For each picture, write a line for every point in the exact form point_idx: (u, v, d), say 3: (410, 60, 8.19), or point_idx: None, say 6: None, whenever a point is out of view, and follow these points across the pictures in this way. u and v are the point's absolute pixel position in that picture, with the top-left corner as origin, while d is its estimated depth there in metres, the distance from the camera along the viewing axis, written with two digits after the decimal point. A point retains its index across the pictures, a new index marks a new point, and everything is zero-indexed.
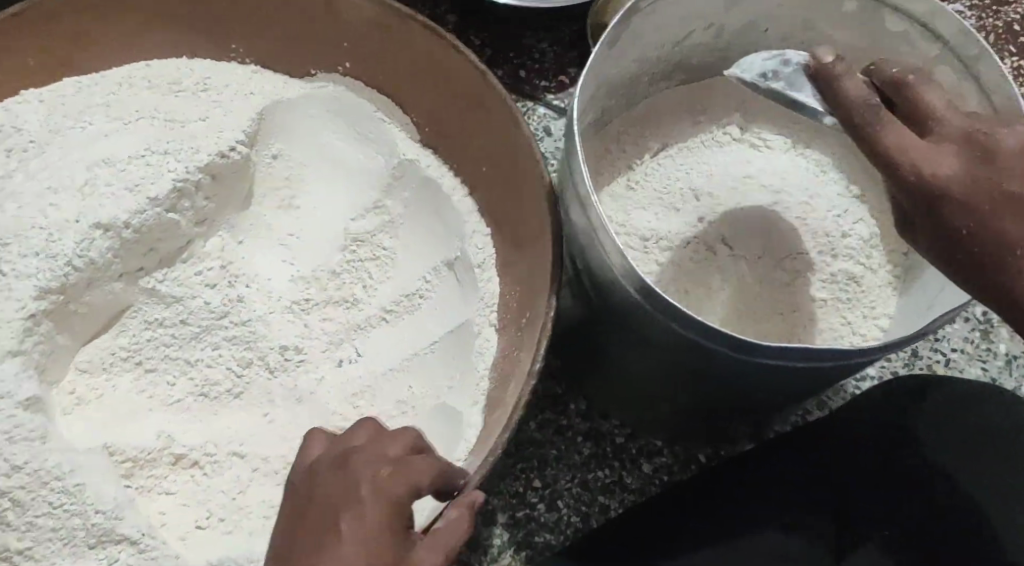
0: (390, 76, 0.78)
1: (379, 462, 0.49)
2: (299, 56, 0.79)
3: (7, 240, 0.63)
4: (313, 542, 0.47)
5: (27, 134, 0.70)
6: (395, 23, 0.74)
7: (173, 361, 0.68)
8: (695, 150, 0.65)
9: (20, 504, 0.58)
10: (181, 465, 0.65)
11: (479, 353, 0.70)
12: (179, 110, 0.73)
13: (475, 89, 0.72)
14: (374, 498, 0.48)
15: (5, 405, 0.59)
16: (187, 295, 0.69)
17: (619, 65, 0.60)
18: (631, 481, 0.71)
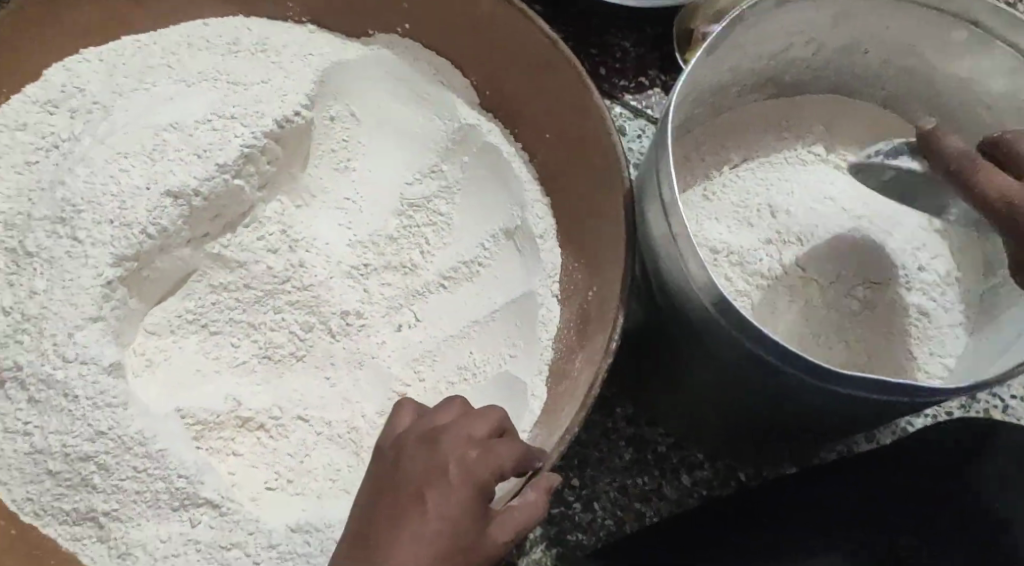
0: (452, 41, 0.76)
1: (465, 442, 0.52)
2: (356, 15, 0.77)
3: (80, 207, 0.63)
4: (398, 513, 0.50)
5: (90, 95, 0.69)
6: None
7: (238, 324, 0.71)
8: (778, 165, 0.73)
9: (106, 468, 0.58)
10: (248, 426, 0.69)
11: (542, 324, 0.71)
12: (243, 71, 0.72)
13: (546, 60, 0.71)
14: (461, 480, 0.50)
15: (91, 370, 0.59)
16: (250, 261, 0.72)
17: (719, 67, 0.67)
18: (669, 491, 0.74)
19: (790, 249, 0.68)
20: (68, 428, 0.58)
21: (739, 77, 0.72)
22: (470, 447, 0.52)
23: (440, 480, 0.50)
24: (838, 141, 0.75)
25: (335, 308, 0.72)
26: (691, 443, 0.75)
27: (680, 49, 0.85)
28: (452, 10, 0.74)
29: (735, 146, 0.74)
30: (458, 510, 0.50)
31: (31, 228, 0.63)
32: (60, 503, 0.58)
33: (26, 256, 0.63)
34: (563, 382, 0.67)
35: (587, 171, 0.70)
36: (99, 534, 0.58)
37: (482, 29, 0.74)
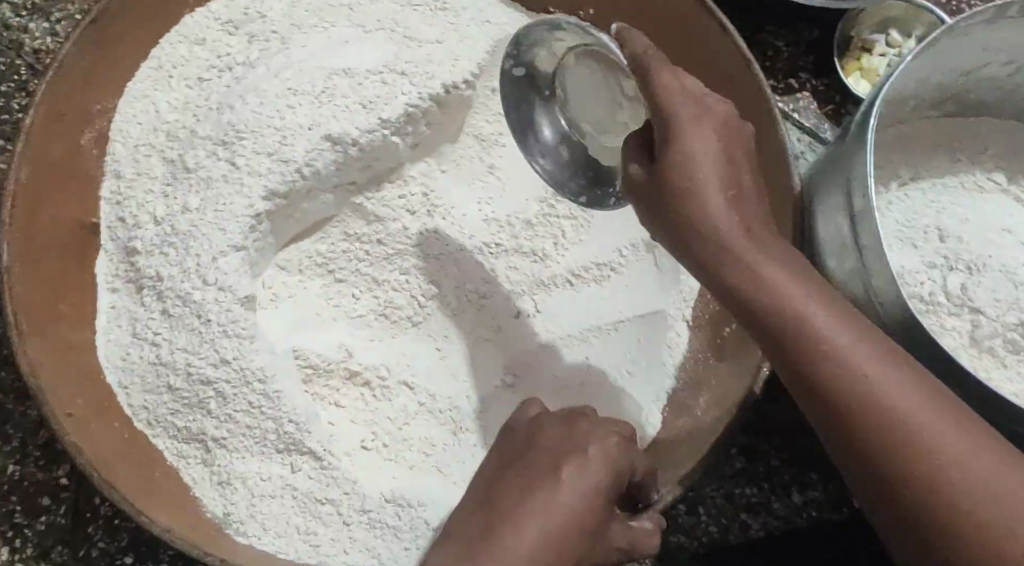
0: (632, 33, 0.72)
1: (609, 431, 0.56)
2: None
3: (243, 134, 0.63)
4: (533, 475, 0.54)
5: (270, 23, 0.68)
6: None
7: (362, 276, 0.71)
8: (951, 188, 0.72)
9: (224, 396, 0.59)
10: (355, 381, 0.69)
11: (668, 347, 0.71)
12: (417, 27, 0.70)
13: (732, 74, 0.66)
14: (599, 463, 0.54)
15: (227, 298, 0.60)
16: (387, 217, 0.71)
17: (916, 76, 0.66)
18: (778, 506, 0.73)
19: (957, 274, 0.67)
20: (195, 349, 0.59)
21: (929, 92, 0.71)
22: (613, 436, 0.56)
23: (580, 457, 0.55)
24: (1017, 169, 0.73)
25: (461, 287, 0.71)
26: (807, 462, 0.73)
27: (838, 53, 0.80)
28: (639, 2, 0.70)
29: (902, 163, 0.72)
30: (593, 489, 0.54)
31: (194, 145, 0.64)
32: (173, 418, 0.60)
33: (184, 170, 0.63)
34: (683, 415, 0.69)
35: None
36: (203, 457, 0.60)
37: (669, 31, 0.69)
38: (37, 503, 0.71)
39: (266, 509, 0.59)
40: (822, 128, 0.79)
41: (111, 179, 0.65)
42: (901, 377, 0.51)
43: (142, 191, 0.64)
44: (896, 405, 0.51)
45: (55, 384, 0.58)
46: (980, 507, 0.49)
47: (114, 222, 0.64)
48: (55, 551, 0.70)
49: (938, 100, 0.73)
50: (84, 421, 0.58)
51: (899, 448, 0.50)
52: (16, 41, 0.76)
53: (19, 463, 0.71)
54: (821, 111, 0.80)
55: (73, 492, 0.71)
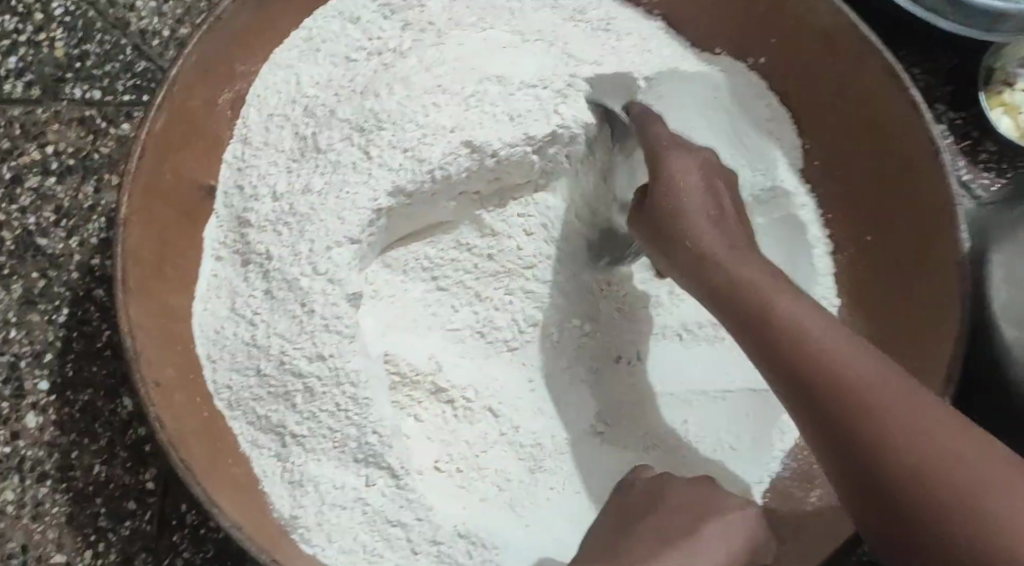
0: (804, 95, 0.70)
1: (741, 503, 0.50)
2: (712, 26, 0.70)
3: (384, 124, 0.61)
4: (666, 531, 0.48)
5: (429, 14, 0.66)
6: (849, 48, 0.65)
7: (466, 289, 0.67)
8: None
9: (311, 392, 0.56)
10: (439, 397, 0.65)
11: (780, 430, 0.64)
12: (578, 46, 0.67)
13: (912, 150, 0.64)
14: (735, 531, 0.48)
15: (334, 292, 0.58)
16: (503, 235, 0.67)
17: None
18: None
19: None
20: (292, 337, 0.56)
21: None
22: (748, 507, 0.50)
23: (714, 519, 0.49)
24: None
25: (562, 324, 0.67)
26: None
27: (981, 86, 0.77)
28: (823, 67, 0.68)
29: None
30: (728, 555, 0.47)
31: (330, 126, 0.62)
32: (256, 404, 0.57)
33: (315, 150, 0.61)
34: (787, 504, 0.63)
35: (919, 285, 0.64)
36: (278, 451, 0.57)
37: (850, 103, 0.67)
38: (122, 507, 0.70)
39: (334, 520, 0.56)
40: (958, 165, 0.77)
41: (237, 144, 0.63)
42: (868, 361, 0.48)
43: (266, 162, 0.62)
44: (857, 384, 0.47)
45: (148, 344, 0.55)
46: (964, 500, 0.42)
47: (232, 187, 0.62)
48: (139, 559, 0.69)
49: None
50: (171, 388, 0.55)
51: (870, 439, 0.46)
52: (122, 20, 0.77)
53: (107, 463, 0.71)
54: (958, 145, 0.77)
55: (160, 497, 0.70)
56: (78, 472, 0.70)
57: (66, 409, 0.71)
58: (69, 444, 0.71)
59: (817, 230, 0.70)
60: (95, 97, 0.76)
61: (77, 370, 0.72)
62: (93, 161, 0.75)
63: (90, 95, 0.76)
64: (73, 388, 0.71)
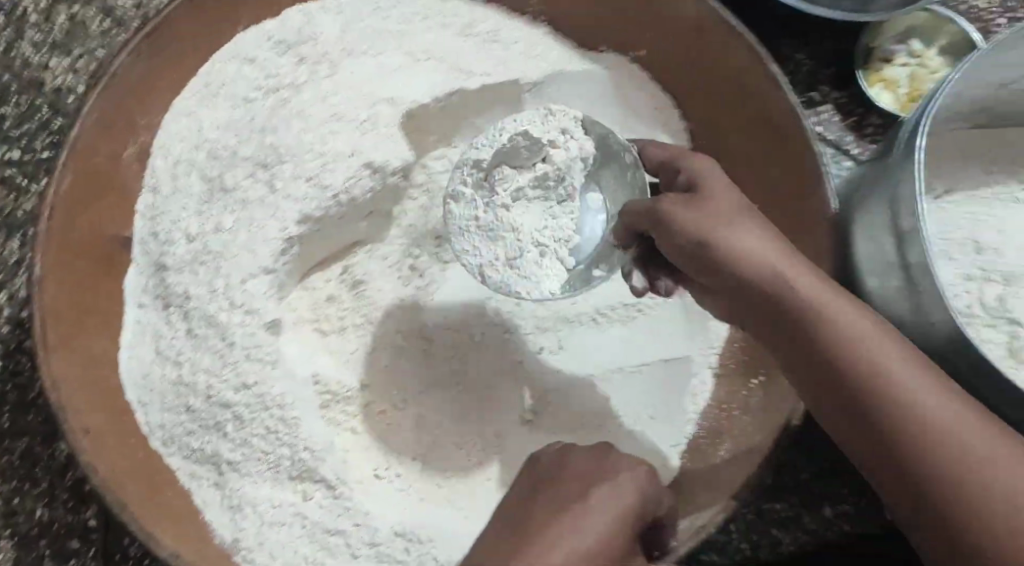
0: (682, 77, 0.73)
1: (637, 463, 0.55)
2: (592, 27, 0.74)
3: (284, 158, 0.63)
4: (557, 500, 0.51)
5: (321, 46, 0.68)
6: (710, 32, 0.68)
7: (382, 309, 0.69)
8: (986, 201, 0.72)
9: (242, 419, 0.59)
10: (372, 408, 0.68)
11: (690, 392, 0.69)
12: (468, 59, 0.70)
13: (777, 122, 0.67)
14: (629, 488, 0.52)
15: (252, 320, 0.61)
16: (467, 223, 0.66)
17: (962, 93, 0.66)
18: (809, 521, 0.71)
19: (992, 285, 0.69)
20: (216, 371, 0.59)
21: (968, 108, 0.70)
22: (641, 466, 0.54)
23: (610, 478, 0.52)
24: None
25: (482, 325, 0.70)
26: (837, 475, 0.71)
27: (861, 64, 0.80)
28: (693, 52, 0.71)
29: (939, 176, 0.73)
30: (625, 509, 0.51)
31: (234, 165, 0.64)
32: (189, 439, 0.60)
33: (221, 191, 0.64)
34: (701, 463, 0.67)
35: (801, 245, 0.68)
36: (216, 479, 0.60)
37: (722, 82, 0.70)
38: (66, 546, 0.73)
39: (272, 537, 0.59)
40: (846, 141, 0.79)
41: (147, 194, 0.66)
42: (929, 386, 0.51)
43: (176, 208, 0.64)
44: (948, 427, 0.49)
45: (72, 395, 0.58)
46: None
47: (146, 236, 0.65)
48: None
49: (976, 113, 0.71)
50: (101, 435, 0.58)
51: (948, 487, 0.48)
52: (36, 79, 0.79)
53: (49, 506, 0.73)
54: (844, 123, 0.79)
55: (101, 534, 0.73)
56: (21, 516, 0.73)
57: (6, 457, 0.74)
58: (10, 491, 0.73)
59: None
60: (14, 157, 0.78)
61: (12, 421, 0.74)
62: (15, 219, 0.77)
63: (9, 155, 0.78)
64: (9, 437, 0.74)
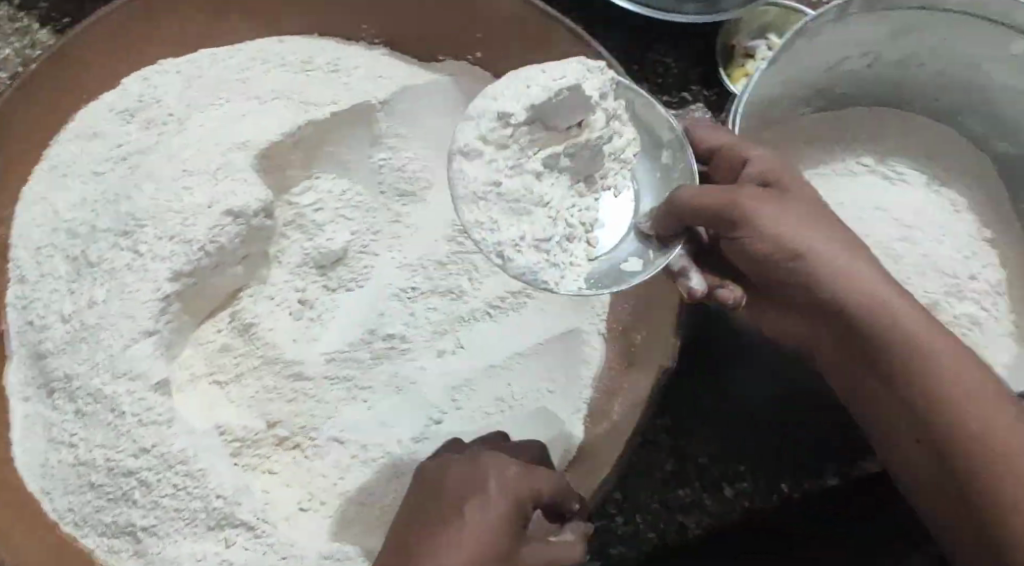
0: (520, 74, 0.75)
1: (505, 462, 0.52)
2: (427, 40, 0.75)
3: (144, 221, 0.64)
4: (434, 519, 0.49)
5: (166, 107, 0.69)
6: (533, 23, 0.70)
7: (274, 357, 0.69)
8: (829, 177, 0.76)
9: (147, 484, 0.60)
10: (286, 445, 0.69)
11: (585, 360, 0.72)
12: (313, 91, 0.71)
13: None
14: (502, 492, 0.50)
15: (139, 385, 0.61)
16: (508, 199, 0.59)
17: (781, 81, 0.70)
18: (711, 503, 0.72)
19: None
20: (112, 443, 0.60)
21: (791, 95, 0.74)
22: (509, 465, 0.52)
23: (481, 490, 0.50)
24: (890, 151, 0.77)
25: (371, 345, 0.71)
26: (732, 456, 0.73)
27: (723, 63, 0.81)
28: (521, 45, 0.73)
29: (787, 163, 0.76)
30: (500, 517, 0.49)
31: (96, 239, 0.64)
32: (99, 515, 0.61)
33: (88, 265, 0.64)
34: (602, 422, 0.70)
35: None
36: (135, 548, 0.61)
37: (556, 69, 0.72)
38: None
39: None
40: None
41: (15, 285, 0.66)
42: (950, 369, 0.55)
43: (47, 291, 0.64)
44: (970, 402, 0.54)
45: None
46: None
47: (23, 325, 0.65)
48: None
49: (807, 99, 0.76)
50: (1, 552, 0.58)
51: (960, 451, 0.54)
52: None
53: None
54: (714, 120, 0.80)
55: None
56: None
57: None
58: None
59: None
60: None
61: None
62: None
63: None
64: None
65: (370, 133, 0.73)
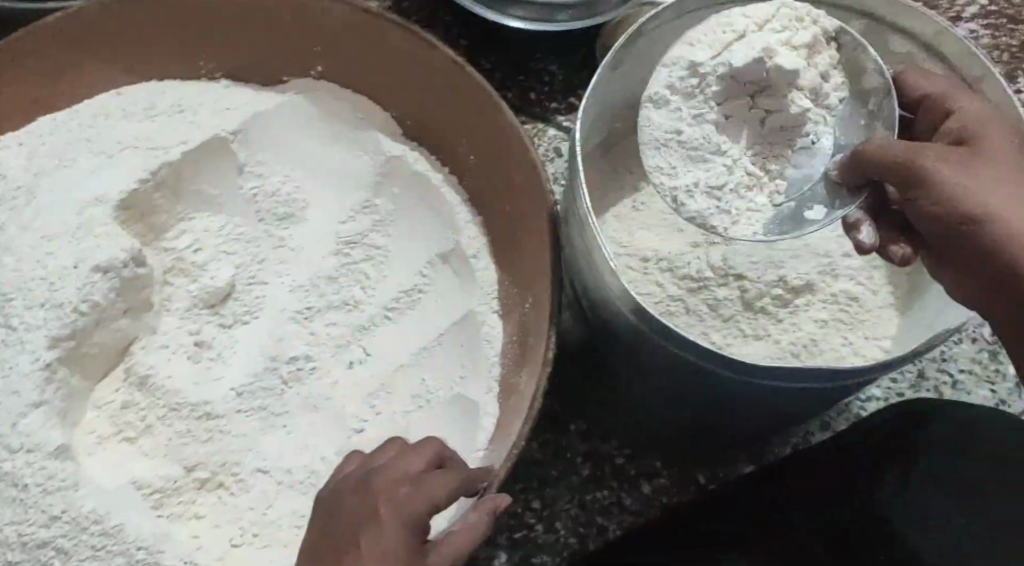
0: (364, 75, 0.76)
1: (396, 481, 0.50)
2: (266, 64, 0.77)
3: (11, 294, 0.64)
4: (333, 557, 0.47)
5: (11, 181, 0.69)
6: (361, 25, 0.71)
7: (174, 406, 0.68)
8: None
9: (65, 551, 0.61)
10: (209, 486, 0.68)
11: (486, 341, 0.71)
12: (161, 134, 0.72)
13: (452, 79, 0.70)
14: (393, 520, 0.48)
15: (36, 455, 0.62)
16: (702, 151, 0.63)
17: (626, 84, 0.66)
18: (629, 502, 0.75)
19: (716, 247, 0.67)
20: (22, 518, 0.61)
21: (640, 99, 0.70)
22: (399, 485, 0.49)
23: (372, 521, 0.48)
24: None
25: (270, 367, 0.70)
26: (646, 454, 0.76)
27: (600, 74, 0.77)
28: (356, 49, 0.74)
29: None
30: (395, 546, 0.47)
31: None
32: None
33: None
34: (513, 395, 0.67)
35: (512, 185, 0.69)
36: None
37: (395, 63, 0.73)
38: None
39: None
40: None
41: None
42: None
43: None
44: None
45: None
46: None
47: None
48: None
49: None
50: None
51: None
52: None
53: None
54: None
55: None
56: None
57: None
58: None
59: (436, 175, 0.76)
60: None
61: None
62: None
63: None
64: None
65: (233, 164, 0.74)
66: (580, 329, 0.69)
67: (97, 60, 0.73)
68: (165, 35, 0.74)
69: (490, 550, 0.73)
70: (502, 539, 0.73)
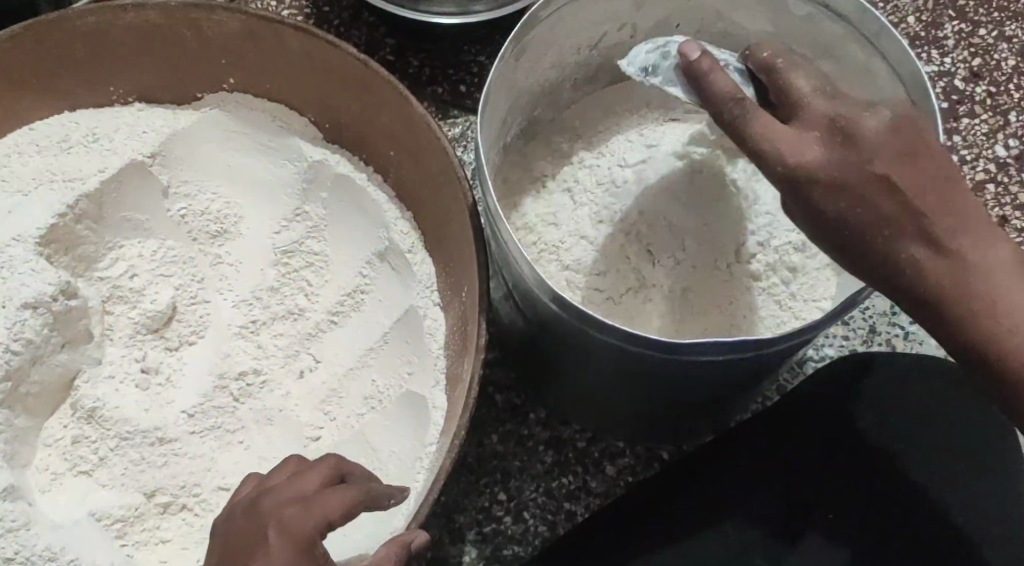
0: (277, 85, 0.77)
1: (287, 501, 0.50)
2: (179, 83, 0.77)
3: None
4: None
5: None
6: (267, 32, 0.72)
7: (129, 434, 0.67)
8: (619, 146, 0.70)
9: None
10: (171, 510, 0.67)
11: (429, 334, 0.71)
12: (76, 166, 0.72)
13: (362, 78, 0.71)
14: (281, 540, 0.47)
15: None
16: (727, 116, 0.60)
17: (535, 70, 0.66)
18: (595, 485, 0.74)
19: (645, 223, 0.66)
20: None
21: (556, 81, 0.71)
22: (289, 505, 0.49)
23: (263, 544, 0.48)
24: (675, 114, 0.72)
25: (214, 388, 0.69)
26: (607, 437, 0.75)
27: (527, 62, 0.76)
28: (264, 58, 0.74)
29: (581, 142, 0.72)
30: None
31: None
32: None
33: None
34: (457, 386, 0.66)
35: (431, 177, 0.70)
36: None
37: (306, 68, 0.74)
38: None
39: None
40: None
41: None
42: (1004, 274, 0.53)
43: None
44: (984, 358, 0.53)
45: None
46: None
47: None
48: None
49: (594, 74, 0.73)
50: None
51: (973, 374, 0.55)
52: None
53: None
54: None
55: None
56: None
57: None
58: None
59: (361, 175, 0.76)
60: None
61: None
62: None
63: None
64: None
65: (158, 185, 0.74)
66: (513, 315, 0.69)
67: (5, 102, 0.73)
68: (64, 71, 0.74)
69: (462, 547, 0.71)
70: (470, 535, 0.72)
